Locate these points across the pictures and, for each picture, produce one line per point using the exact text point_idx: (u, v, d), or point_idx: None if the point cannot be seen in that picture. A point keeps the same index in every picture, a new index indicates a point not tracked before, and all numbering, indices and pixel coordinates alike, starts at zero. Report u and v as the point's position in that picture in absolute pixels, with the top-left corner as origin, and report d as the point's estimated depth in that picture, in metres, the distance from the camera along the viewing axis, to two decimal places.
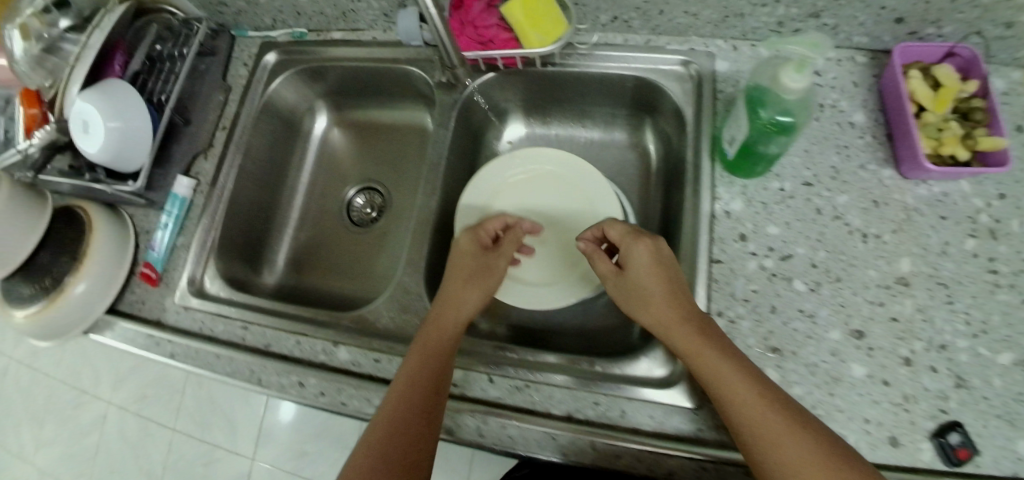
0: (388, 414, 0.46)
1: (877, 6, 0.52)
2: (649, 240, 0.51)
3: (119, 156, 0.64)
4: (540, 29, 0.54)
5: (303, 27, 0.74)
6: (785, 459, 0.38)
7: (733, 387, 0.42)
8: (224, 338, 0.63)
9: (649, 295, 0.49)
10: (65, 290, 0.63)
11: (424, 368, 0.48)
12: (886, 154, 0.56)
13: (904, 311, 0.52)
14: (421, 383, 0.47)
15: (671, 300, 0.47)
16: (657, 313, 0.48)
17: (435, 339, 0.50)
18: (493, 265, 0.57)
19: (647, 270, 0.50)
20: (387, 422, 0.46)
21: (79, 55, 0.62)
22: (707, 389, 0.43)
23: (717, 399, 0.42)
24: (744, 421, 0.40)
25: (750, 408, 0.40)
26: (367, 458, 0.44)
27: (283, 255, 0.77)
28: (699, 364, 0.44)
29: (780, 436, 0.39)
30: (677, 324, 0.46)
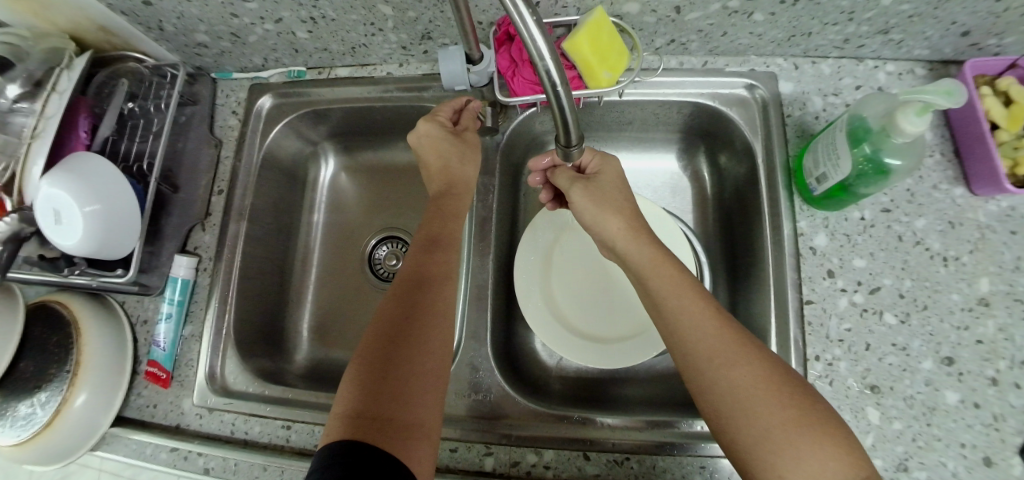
0: (386, 329, 0.44)
1: (948, 22, 0.49)
2: (608, 160, 0.53)
3: (108, 244, 0.54)
4: (607, 65, 0.49)
5: (301, 65, 0.65)
6: (739, 378, 0.39)
7: (692, 309, 0.43)
8: (263, 441, 0.55)
9: (609, 206, 0.50)
10: (62, 409, 0.54)
11: (405, 300, 0.46)
12: (956, 172, 0.55)
13: (988, 332, 0.51)
14: (424, 305, 0.46)
15: (631, 226, 0.49)
16: (617, 229, 0.49)
17: (430, 262, 0.49)
18: (465, 147, 0.55)
19: (609, 191, 0.51)
20: (386, 337, 0.43)
21: (37, 127, 0.52)
22: (662, 313, 0.45)
23: (671, 323, 0.44)
24: (700, 344, 0.41)
25: (706, 329, 0.42)
26: (362, 375, 0.41)
27: (306, 325, 0.69)
28: (659, 283, 0.46)
29: (724, 352, 0.41)
30: (641, 242, 0.48)
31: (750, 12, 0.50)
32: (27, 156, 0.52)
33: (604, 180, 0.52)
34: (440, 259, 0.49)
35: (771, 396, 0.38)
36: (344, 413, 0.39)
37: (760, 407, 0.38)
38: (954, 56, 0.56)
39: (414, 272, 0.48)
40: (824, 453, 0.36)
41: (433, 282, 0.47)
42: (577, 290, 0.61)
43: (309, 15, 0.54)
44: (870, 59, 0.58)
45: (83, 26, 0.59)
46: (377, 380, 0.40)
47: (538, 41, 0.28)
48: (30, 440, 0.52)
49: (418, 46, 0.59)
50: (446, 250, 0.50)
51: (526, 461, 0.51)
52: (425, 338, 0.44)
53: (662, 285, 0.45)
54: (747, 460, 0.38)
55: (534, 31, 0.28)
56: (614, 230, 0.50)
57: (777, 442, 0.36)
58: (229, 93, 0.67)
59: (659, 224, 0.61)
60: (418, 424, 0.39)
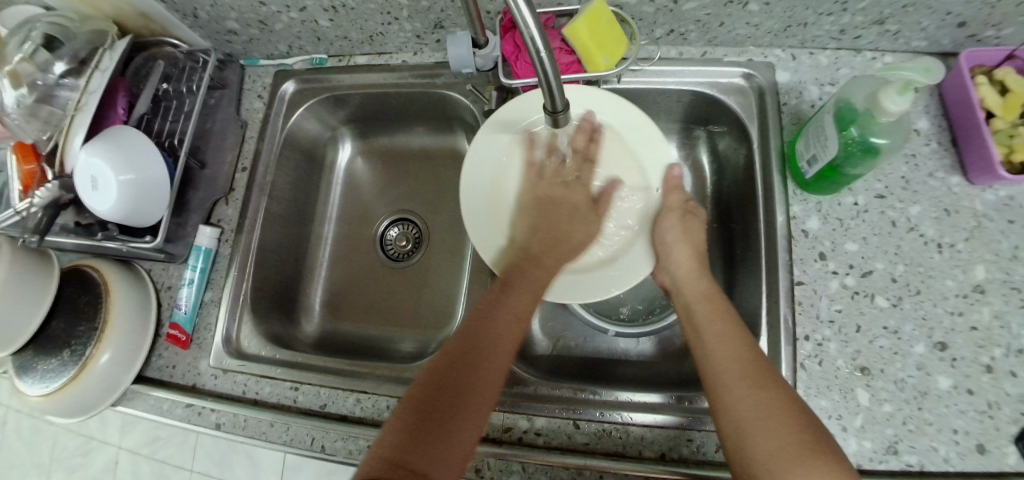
0: (468, 331, 0.46)
1: (943, 12, 0.51)
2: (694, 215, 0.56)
3: (136, 211, 0.58)
4: (605, 51, 0.52)
5: (322, 53, 0.69)
6: (767, 401, 0.40)
7: (730, 335, 0.46)
8: (273, 400, 0.58)
9: (691, 239, 0.55)
10: (89, 364, 0.58)
11: (487, 314, 0.47)
12: (954, 161, 0.56)
13: (983, 319, 0.51)
14: (500, 314, 0.47)
15: (695, 260, 0.54)
16: (683, 258, 0.54)
17: (519, 282, 0.50)
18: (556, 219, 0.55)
19: (694, 228, 0.56)
20: (457, 354, 0.44)
21: (79, 102, 0.57)
22: (703, 332, 0.48)
23: (706, 344, 0.47)
24: (733, 363, 0.44)
25: (741, 353, 0.44)
26: (437, 369, 0.43)
27: (319, 299, 0.72)
28: (702, 309, 0.50)
29: (758, 377, 0.42)
30: (700, 277, 0.53)
31: (744, 2, 0.52)
32: (70, 127, 0.57)
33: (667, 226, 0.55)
34: (526, 288, 0.50)
35: (788, 411, 0.40)
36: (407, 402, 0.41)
37: (777, 428, 0.39)
38: (953, 48, 0.56)
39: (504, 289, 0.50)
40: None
41: (503, 312, 0.47)
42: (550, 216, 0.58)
43: (330, 4, 0.58)
44: (867, 51, 0.59)
45: (126, 13, 0.64)
46: (444, 388, 0.41)
47: (525, 13, 0.31)
48: (57, 391, 0.57)
49: (431, 35, 0.62)
50: (528, 284, 0.50)
51: (520, 427, 0.53)
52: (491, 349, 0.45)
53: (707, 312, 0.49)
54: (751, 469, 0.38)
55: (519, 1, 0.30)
56: (682, 260, 0.54)
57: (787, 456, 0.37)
58: (256, 79, 0.72)
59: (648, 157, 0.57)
60: (459, 440, 0.39)
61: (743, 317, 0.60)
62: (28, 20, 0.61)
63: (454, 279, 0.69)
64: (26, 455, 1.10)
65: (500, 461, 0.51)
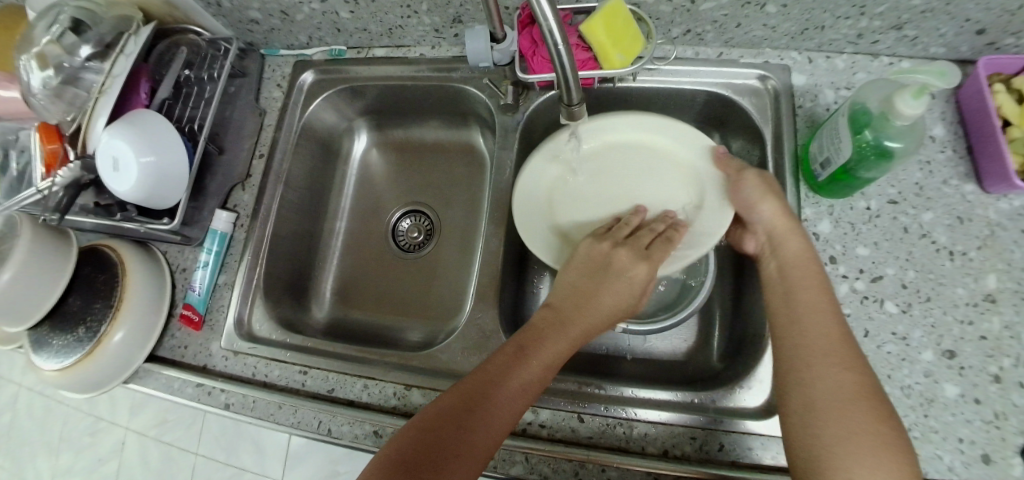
0: (489, 370, 0.45)
1: (962, 19, 0.51)
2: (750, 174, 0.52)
3: (155, 193, 0.59)
4: (621, 48, 0.52)
5: (341, 44, 0.70)
6: (849, 386, 0.40)
7: (824, 309, 0.45)
8: (282, 383, 0.59)
9: (774, 194, 0.50)
10: (103, 341, 0.59)
11: (511, 357, 0.46)
12: (968, 169, 0.55)
13: (992, 328, 0.51)
14: (526, 360, 0.46)
15: (786, 219, 0.50)
16: (772, 213, 0.50)
17: (550, 332, 0.48)
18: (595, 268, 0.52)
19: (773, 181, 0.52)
20: (472, 390, 0.44)
21: (105, 85, 0.59)
22: (794, 306, 0.46)
23: (801, 314, 0.45)
24: (826, 341, 0.43)
25: (835, 334, 0.43)
26: (449, 403, 0.43)
27: (330, 287, 0.73)
28: (799, 274, 0.47)
29: (850, 363, 0.41)
30: (790, 237, 0.49)
31: (762, 4, 0.52)
32: (93, 108, 0.59)
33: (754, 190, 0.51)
34: (558, 339, 0.48)
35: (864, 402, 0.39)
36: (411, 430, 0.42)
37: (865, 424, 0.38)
38: (971, 55, 0.56)
39: (536, 335, 0.48)
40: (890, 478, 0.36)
41: (528, 361, 0.46)
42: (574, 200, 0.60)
43: None
44: (885, 56, 0.59)
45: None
46: (443, 431, 0.41)
47: (545, 8, 0.32)
48: (71, 367, 0.59)
49: (449, 29, 0.63)
50: (557, 334, 0.48)
51: (523, 419, 0.53)
52: (507, 397, 0.44)
53: (801, 279, 0.47)
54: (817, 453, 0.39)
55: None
56: (773, 217, 0.50)
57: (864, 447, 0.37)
58: (275, 68, 0.73)
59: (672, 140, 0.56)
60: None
61: None
62: (58, 3, 0.63)
63: (464, 272, 0.70)
64: (37, 432, 1.12)
65: (503, 451, 0.52)
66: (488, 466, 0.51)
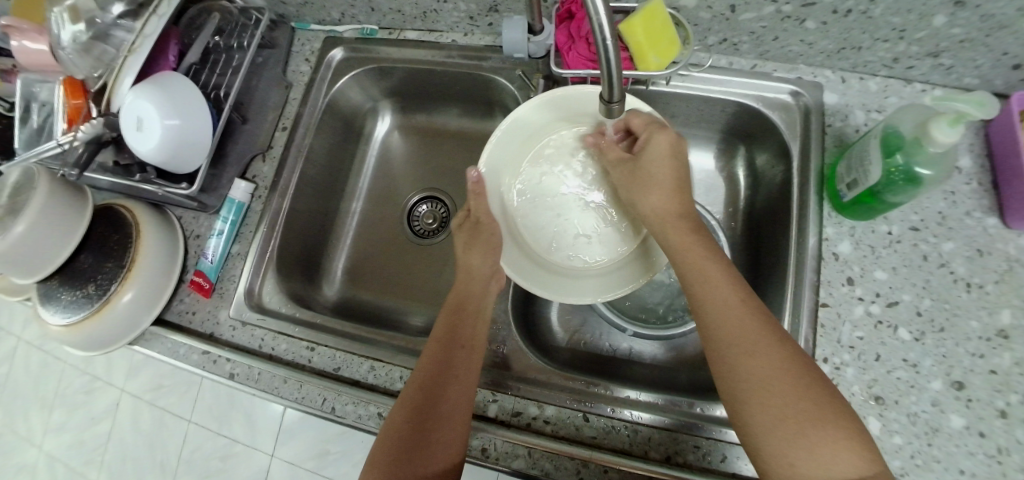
0: (430, 366, 0.50)
1: (1001, 52, 0.50)
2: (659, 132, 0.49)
3: (176, 157, 0.59)
4: (658, 50, 0.52)
5: (373, 24, 0.70)
6: (762, 368, 0.40)
7: (720, 293, 0.44)
8: (287, 358, 0.59)
9: (655, 183, 0.50)
10: (112, 300, 0.59)
11: (441, 351, 0.50)
12: (992, 202, 0.55)
13: (1003, 363, 0.51)
14: (455, 348, 0.51)
15: (677, 200, 0.49)
16: (661, 203, 0.50)
17: (467, 310, 0.55)
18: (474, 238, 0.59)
19: (660, 156, 0.50)
20: (419, 389, 0.48)
21: (135, 45, 0.59)
22: (694, 294, 0.45)
23: (698, 303, 0.45)
24: (725, 325, 0.42)
25: (734, 316, 0.43)
26: (406, 406, 0.48)
27: (341, 266, 0.73)
28: (687, 262, 0.47)
29: (753, 339, 0.41)
30: (679, 223, 0.49)
31: (803, 18, 0.52)
32: (122, 66, 0.58)
33: (653, 150, 0.50)
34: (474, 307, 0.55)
35: (789, 379, 0.39)
36: (386, 441, 0.47)
37: (785, 405, 0.39)
38: (1005, 89, 0.56)
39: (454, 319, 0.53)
40: (836, 447, 0.37)
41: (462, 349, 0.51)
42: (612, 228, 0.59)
43: None
44: (919, 83, 0.59)
45: None
46: (412, 430, 0.47)
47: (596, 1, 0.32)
48: (79, 323, 0.59)
49: (484, 18, 0.63)
50: (475, 312, 0.55)
51: (529, 414, 0.53)
52: (456, 383, 0.49)
53: (689, 267, 0.46)
54: (758, 448, 0.39)
55: None
56: (659, 206, 0.50)
57: (798, 433, 0.38)
58: (304, 42, 0.73)
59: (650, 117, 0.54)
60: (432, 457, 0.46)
61: None
62: None
63: None
64: (32, 386, 1.12)
65: (506, 443, 0.52)
66: (490, 457, 0.51)
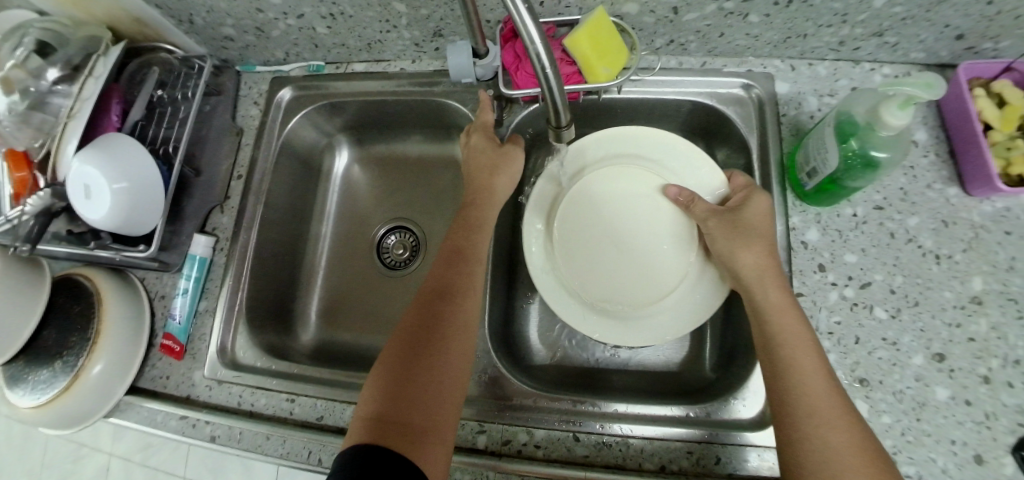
0: (418, 320, 0.47)
1: (942, 25, 0.51)
2: (756, 193, 0.51)
3: (130, 220, 0.57)
4: (606, 61, 0.52)
5: (319, 60, 0.68)
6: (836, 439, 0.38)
7: (803, 355, 0.43)
8: (269, 412, 0.58)
9: (746, 239, 0.49)
10: (80, 375, 0.57)
11: (437, 308, 0.48)
12: (951, 173, 0.56)
13: (980, 330, 0.51)
14: (450, 296, 0.49)
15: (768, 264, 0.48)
16: (750, 265, 0.48)
17: (462, 268, 0.51)
18: (502, 161, 0.57)
19: (760, 203, 0.51)
20: (406, 344, 0.45)
21: (73, 110, 0.57)
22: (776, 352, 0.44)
23: (778, 360, 0.43)
24: (802, 385, 0.41)
25: (816, 380, 0.41)
26: (393, 361, 0.44)
27: (315, 308, 0.71)
28: (778, 322, 0.45)
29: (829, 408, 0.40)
30: (768, 282, 0.47)
31: (745, 13, 0.52)
32: (63, 134, 0.57)
33: (751, 207, 0.51)
34: (474, 265, 0.52)
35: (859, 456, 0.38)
36: (367, 409, 0.41)
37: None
38: (951, 59, 0.57)
39: (444, 273, 0.50)
40: None
41: (457, 299, 0.48)
42: (684, 269, 0.55)
43: (328, 11, 0.58)
44: (866, 62, 0.59)
45: (120, 17, 0.64)
46: (399, 390, 0.42)
47: (531, 30, 0.31)
48: (48, 403, 0.56)
49: (430, 43, 0.62)
50: (473, 263, 0.52)
51: (518, 440, 0.53)
52: (449, 343, 0.46)
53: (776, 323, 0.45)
54: None
55: (525, 19, 0.31)
56: (746, 266, 0.48)
57: None
58: (252, 85, 0.71)
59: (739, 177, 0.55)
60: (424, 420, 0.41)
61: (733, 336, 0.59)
62: (22, 24, 0.60)
63: None
64: (16, 462, 1.08)
65: (499, 474, 0.51)
66: None
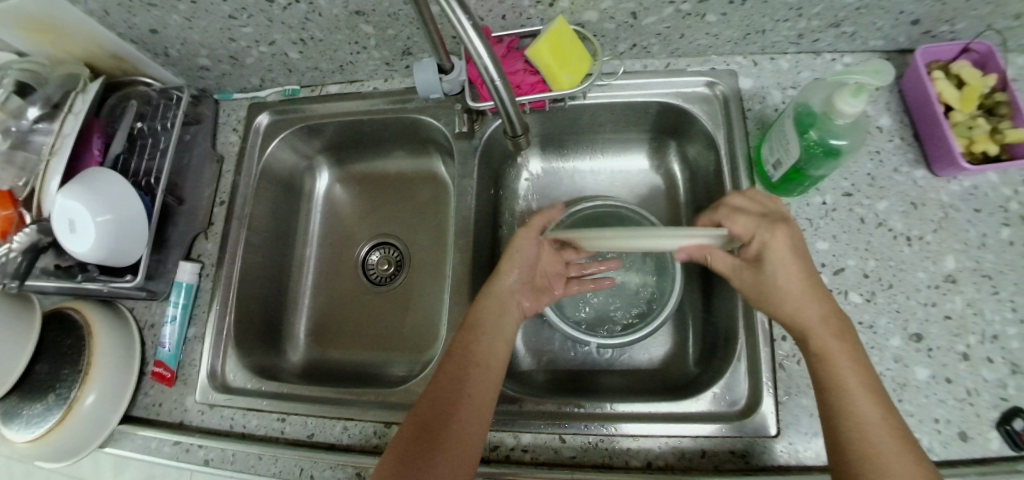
0: (434, 397, 0.46)
1: (897, 12, 0.52)
2: (773, 232, 0.46)
3: (116, 251, 0.58)
4: (569, 69, 0.53)
5: (295, 84, 0.70)
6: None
7: (858, 392, 0.41)
8: (261, 433, 0.58)
9: (785, 282, 0.45)
10: (74, 405, 0.57)
11: (454, 386, 0.47)
12: (917, 155, 0.57)
13: (956, 307, 0.52)
14: (467, 373, 0.48)
15: (813, 295, 0.45)
16: (794, 300, 0.45)
17: (477, 342, 0.50)
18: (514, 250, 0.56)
19: (779, 240, 0.46)
20: (419, 422, 0.45)
21: (54, 146, 0.58)
22: (832, 392, 0.42)
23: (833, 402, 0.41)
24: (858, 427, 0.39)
25: (875, 421, 0.39)
26: (407, 437, 0.44)
27: (303, 328, 0.72)
28: (830, 359, 0.43)
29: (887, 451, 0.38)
30: (817, 312, 0.44)
31: (703, 14, 0.53)
32: (45, 171, 0.58)
33: (771, 254, 0.46)
34: (486, 338, 0.50)
35: None
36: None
37: None
38: (909, 45, 0.59)
39: (459, 351, 0.49)
40: None
41: (471, 372, 0.48)
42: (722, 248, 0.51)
43: (299, 37, 0.59)
44: (827, 53, 0.60)
45: (97, 54, 0.66)
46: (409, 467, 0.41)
47: (482, 52, 0.37)
48: (42, 436, 0.56)
49: (401, 61, 0.64)
50: (485, 336, 0.51)
51: (505, 445, 0.53)
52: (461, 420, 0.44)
53: (824, 362, 0.43)
54: None
55: (476, 41, 0.36)
56: (791, 308, 0.45)
57: None
58: (230, 112, 0.73)
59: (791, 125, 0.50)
60: None
61: (713, 329, 0.59)
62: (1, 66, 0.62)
63: (435, 304, 0.69)
64: None
65: None
66: None
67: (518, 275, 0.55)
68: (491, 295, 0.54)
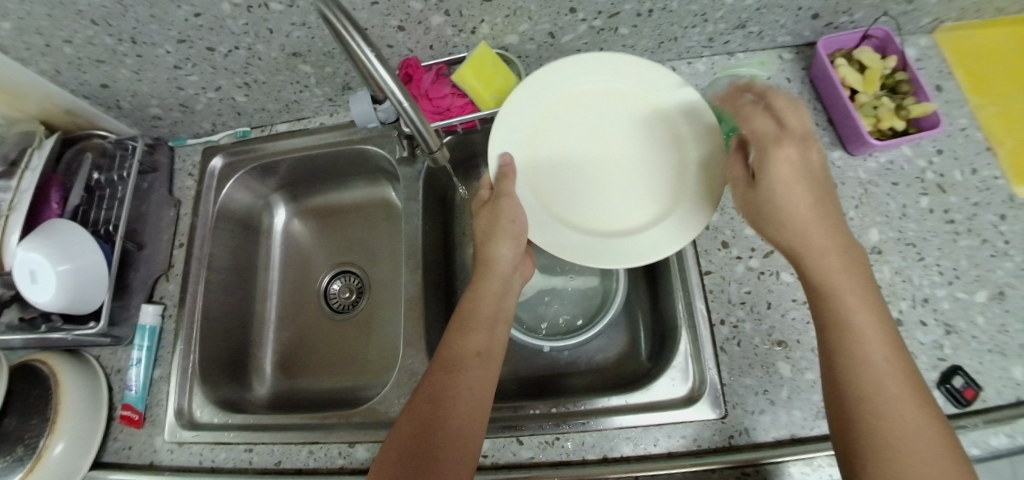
0: (427, 404, 0.45)
1: (795, 9, 0.56)
2: (779, 146, 0.42)
3: (77, 299, 0.60)
4: (494, 89, 0.57)
5: (245, 125, 0.73)
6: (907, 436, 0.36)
7: (872, 342, 0.39)
8: (230, 465, 0.59)
9: (797, 188, 0.41)
10: (43, 455, 0.57)
11: (448, 392, 0.45)
12: (832, 138, 0.60)
13: (885, 276, 0.54)
14: (461, 373, 0.46)
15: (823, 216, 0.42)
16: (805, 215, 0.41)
17: (465, 342, 0.49)
18: (495, 211, 0.54)
19: (786, 149, 0.42)
20: (415, 434, 0.43)
21: (12, 203, 0.61)
22: (846, 330, 0.39)
23: (849, 348, 0.39)
24: (872, 377, 0.38)
25: (887, 370, 0.38)
26: (404, 446, 0.42)
27: (270, 362, 0.73)
28: (844, 294, 0.40)
29: (896, 399, 0.37)
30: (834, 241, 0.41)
31: (615, 28, 0.57)
32: (5, 226, 0.60)
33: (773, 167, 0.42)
34: (477, 334, 0.49)
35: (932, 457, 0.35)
36: None
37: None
38: (815, 38, 0.63)
39: (449, 355, 0.48)
40: None
41: (461, 374, 0.46)
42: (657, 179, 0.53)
43: (242, 81, 0.62)
44: (740, 53, 0.64)
45: (52, 111, 0.67)
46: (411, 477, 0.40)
47: (388, 82, 0.41)
48: None
49: (343, 96, 0.67)
50: (475, 334, 0.49)
51: None
52: (456, 425, 0.43)
53: (828, 293, 0.41)
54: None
55: (382, 73, 0.40)
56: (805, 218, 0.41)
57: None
58: (185, 158, 0.75)
59: (698, 103, 0.54)
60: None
61: (660, 322, 0.61)
62: None
63: (392, 330, 0.71)
64: None
65: None
66: None
67: (510, 251, 0.54)
68: (481, 288, 0.53)
